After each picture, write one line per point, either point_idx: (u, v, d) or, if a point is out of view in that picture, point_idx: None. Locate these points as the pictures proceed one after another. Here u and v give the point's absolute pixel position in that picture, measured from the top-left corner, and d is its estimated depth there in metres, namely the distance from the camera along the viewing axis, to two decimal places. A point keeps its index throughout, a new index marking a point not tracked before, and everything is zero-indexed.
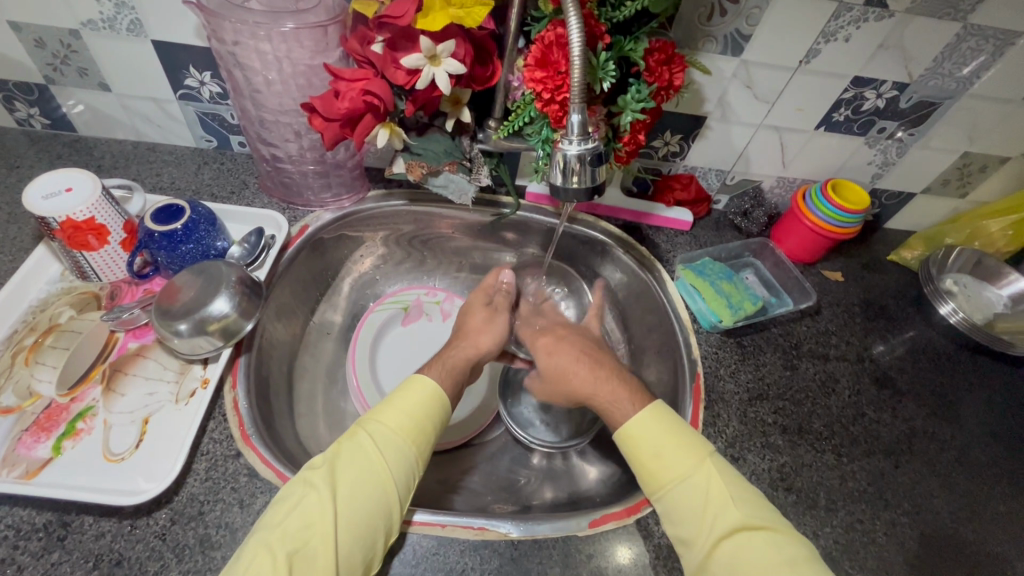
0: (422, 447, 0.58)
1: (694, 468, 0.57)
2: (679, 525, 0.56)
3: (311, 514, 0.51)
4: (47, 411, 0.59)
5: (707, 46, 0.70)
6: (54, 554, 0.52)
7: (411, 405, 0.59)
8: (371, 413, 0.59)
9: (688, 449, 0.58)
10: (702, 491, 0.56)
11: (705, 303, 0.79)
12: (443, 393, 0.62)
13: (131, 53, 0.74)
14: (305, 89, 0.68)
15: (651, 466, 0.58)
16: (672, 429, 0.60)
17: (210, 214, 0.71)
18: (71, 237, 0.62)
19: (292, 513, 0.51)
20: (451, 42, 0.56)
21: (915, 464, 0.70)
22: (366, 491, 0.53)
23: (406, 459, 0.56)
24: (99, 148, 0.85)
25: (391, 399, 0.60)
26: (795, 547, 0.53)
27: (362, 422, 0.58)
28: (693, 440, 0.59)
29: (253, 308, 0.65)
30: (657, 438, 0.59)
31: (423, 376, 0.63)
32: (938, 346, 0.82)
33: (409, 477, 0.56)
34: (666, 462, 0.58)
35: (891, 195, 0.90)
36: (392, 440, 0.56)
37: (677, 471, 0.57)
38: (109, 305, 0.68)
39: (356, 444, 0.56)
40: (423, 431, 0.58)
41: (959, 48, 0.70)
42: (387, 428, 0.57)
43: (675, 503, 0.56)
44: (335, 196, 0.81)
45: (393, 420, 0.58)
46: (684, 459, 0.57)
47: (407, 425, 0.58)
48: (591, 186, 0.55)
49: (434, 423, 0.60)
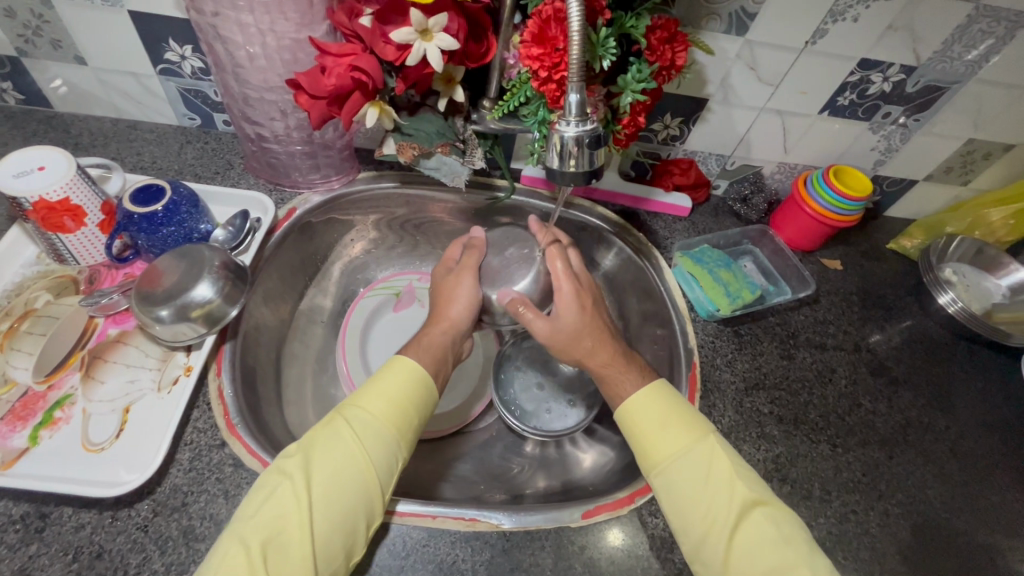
0: (405, 430, 0.57)
1: (690, 444, 0.57)
2: (674, 507, 0.56)
3: (286, 507, 0.49)
4: (23, 399, 0.57)
5: (710, 24, 0.67)
6: (33, 546, 0.50)
7: (396, 388, 0.58)
8: (352, 398, 0.58)
9: (685, 427, 0.59)
10: (699, 472, 0.56)
11: (702, 290, 0.77)
12: (430, 376, 0.61)
13: (108, 24, 0.70)
14: (291, 65, 0.65)
15: (648, 443, 0.59)
16: (671, 408, 0.60)
17: (192, 195, 0.68)
18: (45, 218, 0.60)
19: (266, 505, 0.49)
20: (444, 16, 0.53)
21: (909, 454, 0.69)
22: (345, 481, 0.52)
23: (387, 446, 0.55)
24: (76, 125, 0.82)
25: (373, 383, 0.58)
26: (790, 523, 0.54)
27: (342, 408, 0.56)
28: (691, 418, 0.60)
29: (238, 293, 0.63)
30: (653, 413, 0.60)
31: (408, 359, 0.61)
32: (934, 335, 0.81)
33: (391, 463, 0.55)
34: (661, 441, 0.58)
35: (892, 182, 0.88)
36: (372, 426, 0.55)
37: (674, 447, 0.57)
38: (88, 289, 0.66)
39: (334, 430, 0.54)
40: (404, 416, 0.57)
41: (970, 30, 0.67)
42: (366, 413, 0.56)
43: (672, 483, 0.56)
44: (324, 176, 0.78)
45: (374, 404, 0.56)
46: (680, 436, 0.58)
47: (391, 410, 0.56)
48: (590, 169, 0.52)
49: (418, 406, 0.58)
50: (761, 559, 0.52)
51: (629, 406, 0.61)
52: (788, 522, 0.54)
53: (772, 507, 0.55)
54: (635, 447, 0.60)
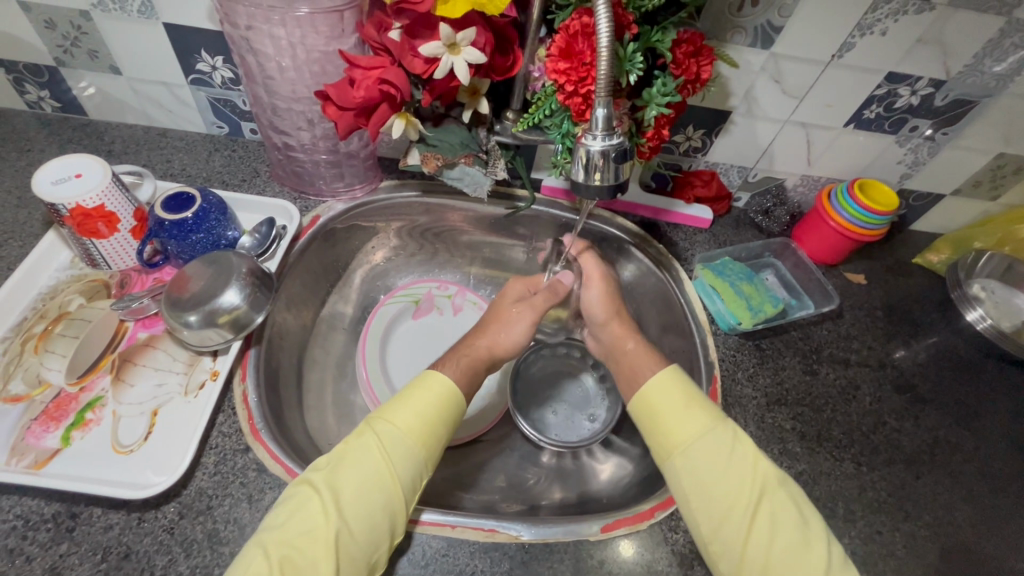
0: (432, 445, 0.57)
1: (713, 424, 0.59)
2: (696, 490, 0.56)
3: (312, 518, 0.50)
4: (56, 400, 0.58)
5: (736, 38, 0.67)
6: (63, 545, 0.51)
7: (425, 401, 0.58)
8: (380, 411, 0.59)
9: (706, 410, 0.60)
10: (717, 452, 0.57)
11: (724, 304, 0.77)
12: (458, 391, 0.61)
13: (143, 36, 0.72)
14: (320, 77, 0.66)
15: (660, 436, 0.60)
16: (690, 390, 0.62)
17: (221, 203, 0.69)
18: (81, 224, 0.61)
19: (292, 516, 0.50)
20: (472, 30, 0.53)
21: (937, 475, 0.68)
22: (370, 491, 0.52)
23: (413, 460, 0.55)
24: (109, 133, 0.84)
25: (404, 397, 0.59)
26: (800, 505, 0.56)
27: (370, 421, 0.57)
28: (710, 403, 0.61)
29: (263, 300, 0.64)
30: (674, 397, 0.61)
31: (439, 375, 0.61)
32: (963, 353, 0.79)
33: (416, 476, 0.55)
34: (683, 422, 0.59)
35: (919, 195, 0.87)
36: (400, 440, 0.56)
37: (697, 427, 0.59)
38: (119, 293, 0.67)
39: (362, 443, 0.55)
40: (434, 430, 0.58)
41: (1002, 44, 0.66)
42: (394, 428, 0.56)
43: (695, 464, 0.57)
44: (348, 185, 0.80)
45: (402, 417, 0.57)
46: (702, 417, 0.59)
47: (419, 423, 0.57)
48: (614, 183, 0.53)
49: (445, 419, 0.59)
50: (779, 542, 0.54)
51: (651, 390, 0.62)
52: (801, 506, 0.56)
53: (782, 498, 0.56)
54: (654, 429, 0.61)
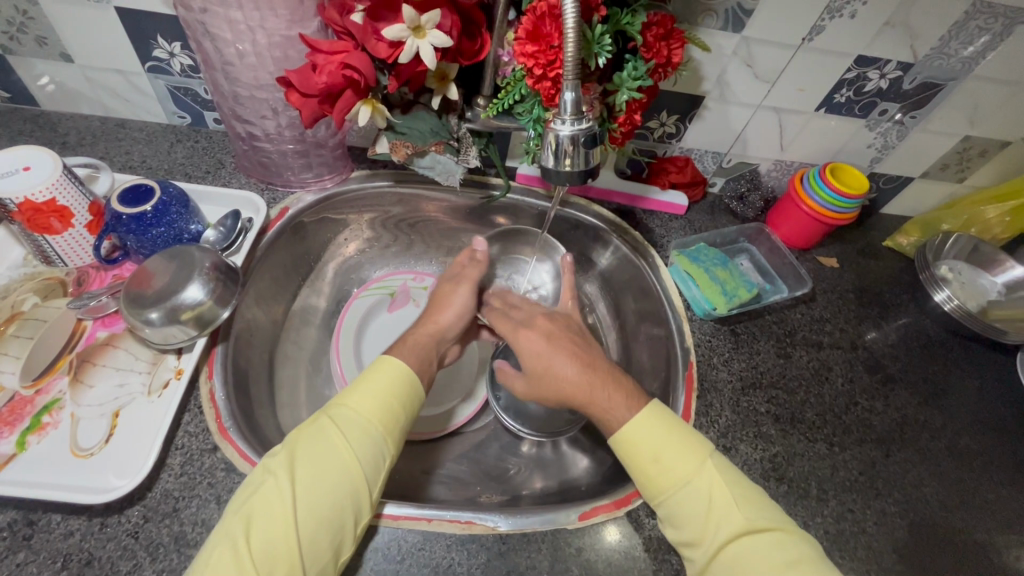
0: (393, 429, 0.56)
1: (703, 466, 0.56)
2: (680, 528, 0.54)
3: (271, 503, 0.49)
4: (11, 404, 0.56)
5: (707, 21, 0.66)
6: (20, 554, 0.49)
7: (381, 390, 0.57)
8: (338, 397, 0.57)
9: (687, 452, 0.56)
10: (708, 495, 0.54)
11: (698, 290, 0.77)
12: (413, 374, 0.60)
13: (94, 21, 0.69)
14: (281, 63, 0.63)
15: (650, 470, 0.56)
16: (675, 425, 0.58)
17: (182, 195, 0.67)
18: (32, 219, 0.58)
19: (250, 501, 0.49)
20: (437, 12, 0.52)
21: (906, 453, 0.69)
22: (327, 471, 0.51)
23: (373, 443, 0.54)
24: (63, 124, 0.80)
25: (359, 382, 0.58)
26: (800, 542, 0.52)
27: (326, 407, 0.56)
28: (694, 440, 0.58)
29: (229, 294, 0.62)
30: (657, 434, 0.57)
31: (393, 360, 0.60)
32: (930, 333, 0.81)
33: (377, 460, 0.54)
34: (668, 464, 0.56)
35: (889, 179, 0.88)
36: (359, 424, 0.54)
37: (679, 473, 0.55)
38: (77, 291, 0.65)
39: (318, 428, 0.54)
40: (391, 414, 0.56)
41: (967, 26, 0.67)
42: (351, 412, 0.55)
43: (677, 509, 0.55)
44: (317, 176, 0.77)
45: (360, 401, 0.56)
46: (689, 456, 0.56)
47: (375, 407, 0.56)
48: (585, 169, 0.52)
49: (404, 403, 0.58)
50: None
51: (632, 427, 0.58)
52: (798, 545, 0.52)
53: (785, 534, 0.53)
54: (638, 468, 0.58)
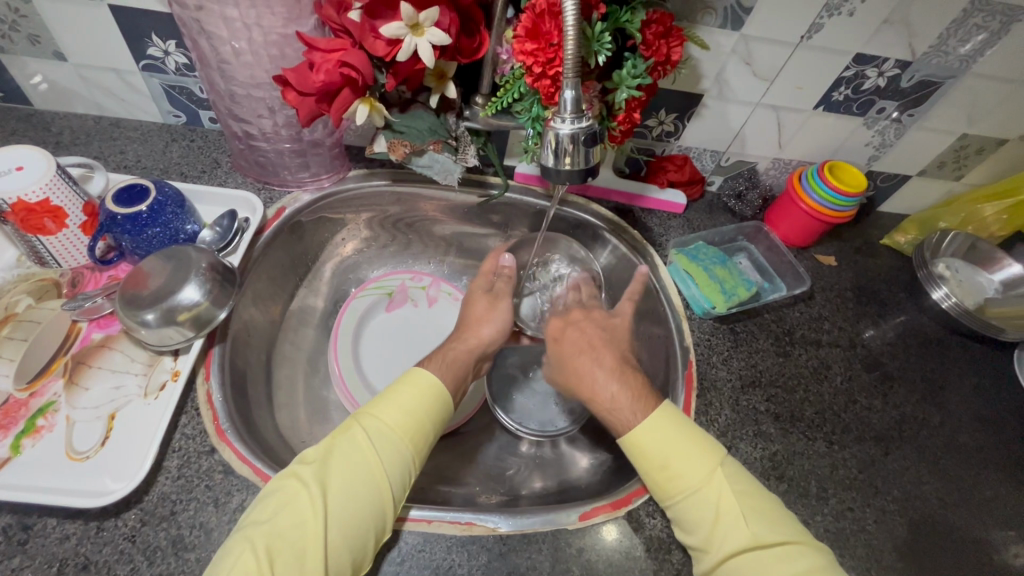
0: (422, 444, 0.56)
1: (712, 473, 0.55)
2: (690, 532, 0.55)
3: (301, 514, 0.48)
4: (4, 407, 0.56)
5: (706, 19, 0.66)
6: (15, 559, 0.49)
7: (413, 405, 0.57)
8: (369, 407, 0.57)
9: (699, 458, 0.56)
10: (716, 503, 0.54)
11: (698, 288, 0.77)
12: (445, 389, 0.60)
13: (87, 19, 0.68)
14: (278, 60, 0.63)
15: (662, 476, 0.56)
16: (689, 433, 0.58)
17: (178, 195, 0.66)
18: (25, 220, 0.58)
19: (280, 509, 0.49)
20: (435, 9, 0.51)
21: (905, 451, 0.69)
22: (358, 484, 0.51)
23: (402, 458, 0.54)
24: (57, 123, 0.80)
25: (391, 394, 0.58)
26: (811, 556, 0.51)
27: (358, 417, 0.56)
28: (708, 446, 0.57)
29: (226, 295, 0.61)
30: (669, 442, 0.57)
31: (425, 372, 0.60)
32: (928, 331, 0.81)
33: (405, 476, 0.54)
34: (678, 471, 0.55)
35: (887, 176, 0.88)
36: (390, 437, 0.54)
37: (691, 480, 0.55)
38: (71, 293, 0.64)
39: (351, 438, 0.54)
40: (422, 427, 0.56)
41: (965, 24, 0.67)
42: (383, 425, 0.55)
43: (686, 512, 0.55)
44: (313, 175, 0.77)
45: (393, 415, 0.55)
46: (701, 462, 0.56)
47: (407, 421, 0.55)
48: (585, 168, 0.52)
49: (434, 419, 0.58)
50: None
51: (642, 432, 0.58)
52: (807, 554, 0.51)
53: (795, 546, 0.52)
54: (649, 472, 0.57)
